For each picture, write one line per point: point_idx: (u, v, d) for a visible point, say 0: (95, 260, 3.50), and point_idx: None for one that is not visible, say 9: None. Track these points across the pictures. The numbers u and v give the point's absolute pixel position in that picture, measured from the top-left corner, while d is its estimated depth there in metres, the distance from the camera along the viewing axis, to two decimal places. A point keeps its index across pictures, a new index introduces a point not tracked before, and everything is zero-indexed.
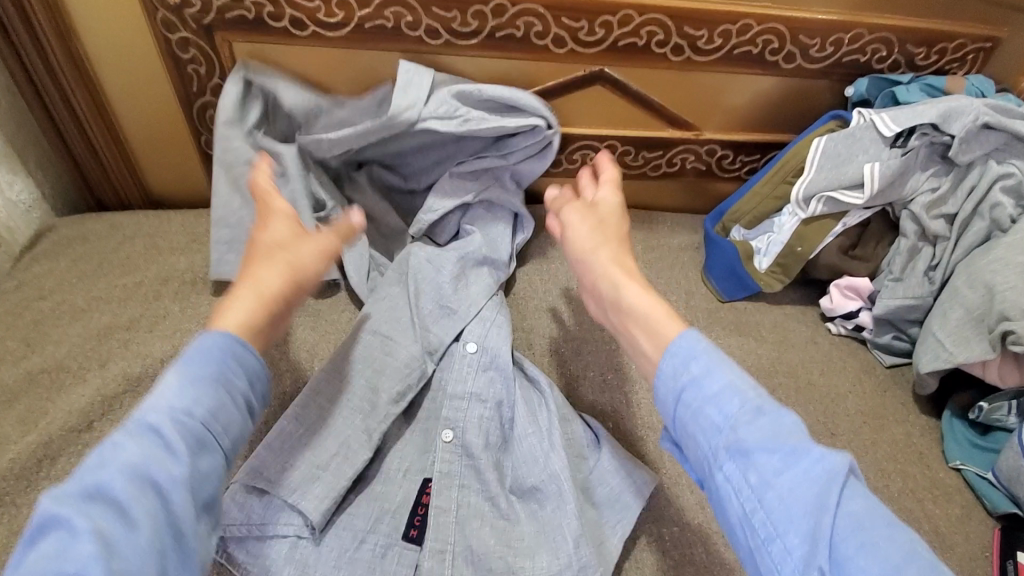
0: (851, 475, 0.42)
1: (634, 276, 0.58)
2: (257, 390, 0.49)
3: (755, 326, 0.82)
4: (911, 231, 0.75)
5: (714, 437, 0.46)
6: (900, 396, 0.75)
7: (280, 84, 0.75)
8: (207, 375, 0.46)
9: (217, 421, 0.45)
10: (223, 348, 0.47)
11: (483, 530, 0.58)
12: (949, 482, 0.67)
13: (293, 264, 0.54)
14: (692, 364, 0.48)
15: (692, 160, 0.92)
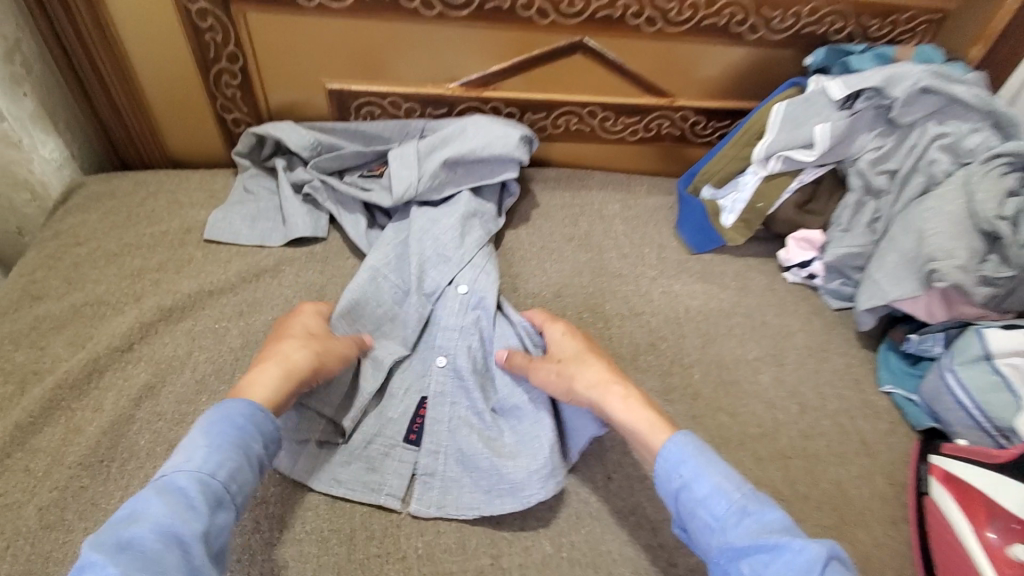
0: (830, 561, 0.46)
1: (618, 384, 0.65)
2: (271, 451, 0.56)
3: (719, 275, 0.92)
4: (857, 186, 0.85)
5: (708, 537, 0.52)
6: (844, 334, 0.85)
7: (283, 130, 0.88)
8: (230, 440, 0.53)
9: (234, 481, 0.51)
10: (247, 413, 0.55)
11: (471, 437, 0.67)
12: (879, 404, 0.77)
13: (319, 350, 0.65)
14: (683, 468, 0.55)
15: (667, 126, 1.00)
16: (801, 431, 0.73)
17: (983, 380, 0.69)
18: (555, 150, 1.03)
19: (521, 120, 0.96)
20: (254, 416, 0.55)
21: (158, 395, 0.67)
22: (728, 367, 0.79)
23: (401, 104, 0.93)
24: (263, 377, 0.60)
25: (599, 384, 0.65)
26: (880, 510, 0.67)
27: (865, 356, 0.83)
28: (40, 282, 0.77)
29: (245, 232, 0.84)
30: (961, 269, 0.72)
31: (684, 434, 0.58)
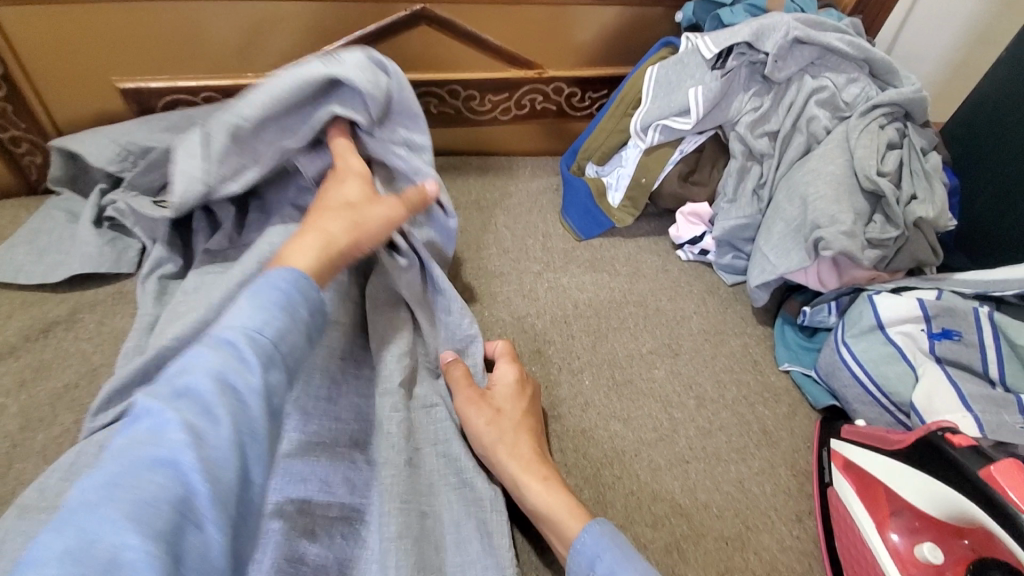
0: None
1: (541, 464, 0.56)
2: (320, 317, 0.46)
3: (610, 260, 0.84)
4: (739, 151, 0.78)
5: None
6: (740, 311, 0.79)
7: (84, 140, 0.71)
8: (278, 298, 0.43)
9: (286, 342, 0.42)
10: (291, 279, 0.44)
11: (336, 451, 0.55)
12: (779, 384, 0.72)
13: (359, 220, 0.56)
14: (598, 563, 0.48)
15: (542, 101, 0.90)
16: (700, 428, 0.67)
17: (877, 352, 0.64)
18: None
19: None
20: (296, 280, 0.45)
21: None
22: (621, 366, 0.71)
23: (221, 99, 0.78)
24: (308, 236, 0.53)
25: (525, 459, 0.56)
26: (785, 507, 0.61)
27: (762, 333, 0.77)
28: None
29: (29, 272, 0.68)
30: (846, 235, 0.67)
31: (605, 521, 0.51)
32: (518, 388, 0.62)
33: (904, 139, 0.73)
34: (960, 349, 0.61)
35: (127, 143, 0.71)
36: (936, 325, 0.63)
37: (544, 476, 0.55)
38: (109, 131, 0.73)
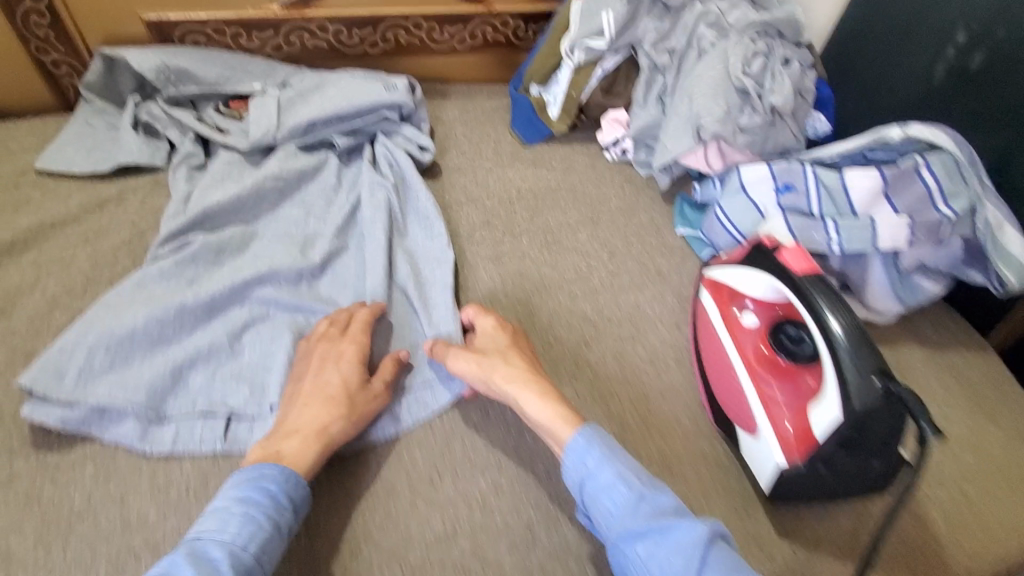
0: (713, 538, 0.54)
1: (536, 382, 0.65)
2: (298, 518, 0.56)
3: (549, 160, 1.04)
4: (646, 65, 0.98)
5: (609, 523, 0.57)
6: (651, 194, 1.00)
7: (127, 52, 0.89)
8: (260, 509, 0.54)
9: (264, 553, 0.52)
10: (279, 481, 0.56)
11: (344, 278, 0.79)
12: (676, 244, 0.93)
13: (349, 403, 0.63)
14: (588, 458, 0.59)
15: (492, 32, 1.09)
16: (609, 272, 0.87)
17: (739, 206, 0.84)
18: (393, 65, 1.09)
19: (351, 37, 1.02)
20: (284, 483, 0.56)
21: (10, 316, 0.69)
22: (551, 232, 0.92)
23: (226, 30, 0.96)
24: (300, 420, 0.61)
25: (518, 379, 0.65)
26: (668, 318, 0.82)
27: (667, 210, 0.98)
28: None
29: (80, 163, 0.86)
30: (719, 120, 0.88)
31: (593, 427, 0.61)
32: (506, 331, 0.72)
33: (772, 51, 0.93)
34: (795, 197, 0.81)
35: (167, 62, 0.90)
36: (779, 181, 0.82)
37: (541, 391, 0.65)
38: (145, 48, 0.91)
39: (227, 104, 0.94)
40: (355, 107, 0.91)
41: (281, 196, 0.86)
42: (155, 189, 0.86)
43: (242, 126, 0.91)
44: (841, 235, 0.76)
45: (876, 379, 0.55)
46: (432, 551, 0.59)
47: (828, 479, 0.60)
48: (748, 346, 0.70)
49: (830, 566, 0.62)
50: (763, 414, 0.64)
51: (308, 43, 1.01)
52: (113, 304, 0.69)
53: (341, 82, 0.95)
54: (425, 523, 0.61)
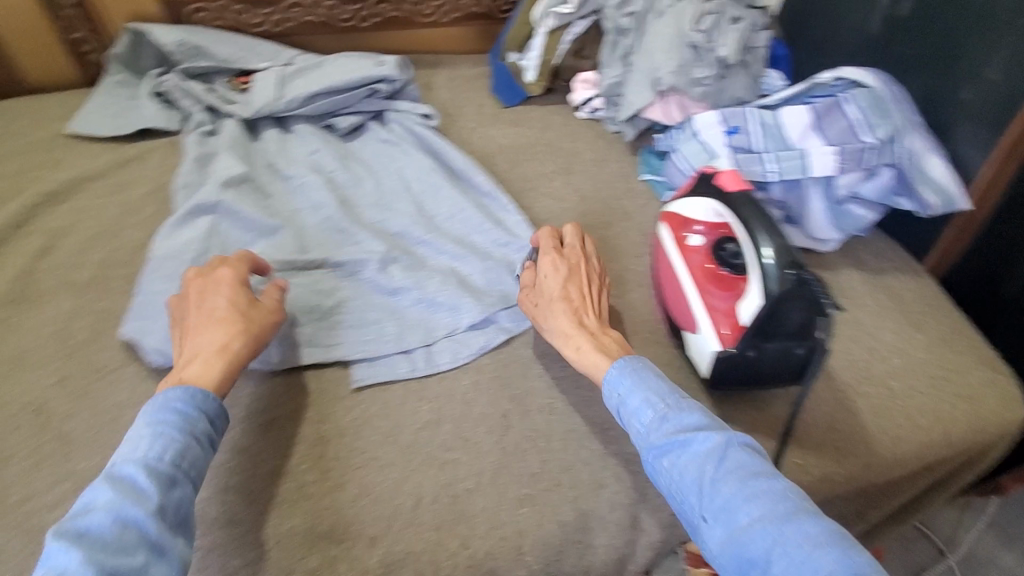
0: (727, 448, 0.57)
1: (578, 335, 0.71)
2: (217, 428, 0.60)
3: (527, 119, 1.14)
4: (610, 28, 1.07)
5: (639, 440, 0.62)
6: (620, 147, 1.10)
7: (152, 28, 1.01)
8: (169, 427, 0.56)
9: (184, 461, 0.55)
10: (184, 399, 0.58)
11: (364, 219, 0.90)
12: (642, 188, 1.03)
13: (243, 325, 0.66)
14: (620, 386, 0.65)
15: (472, 5, 1.18)
16: (579, 213, 0.98)
17: (692, 149, 0.94)
18: (381, 38, 1.18)
19: (343, 12, 1.12)
20: (194, 399, 0.59)
21: (54, 253, 0.81)
22: (529, 180, 1.02)
23: (230, 7, 1.06)
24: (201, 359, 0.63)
25: (562, 334, 0.72)
26: (632, 250, 0.92)
27: (634, 160, 1.08)
28: None
29: (105, 127, 0.97)
30: (674, 74, 0.98)
31: (629, 358, 0.67)
32: (555, 275, 0.76)
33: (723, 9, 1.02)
34: (741, 137, 0.90)
35: (186, 39, 1.02)
36: (727, 124, 0.91)
37: (592, 333, 0.71)
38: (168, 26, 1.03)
39: (235, 79, 1.05)
40: (346, 82, 1.00)
41: (286, 161, 0.95)
42: (173, 148, 0.97)
43: (246, 99, 1.00)
44: (778, 166, 0.86)
45: (789, 270, 0.65)
46: (421, 433, 0.69)
47: (757, 364, 0.69)
48: (694, 260, 0.79)
49: (765, 443, 0.72)
50: (705, 317, 0.73)
51: (304, 18, 1.11)
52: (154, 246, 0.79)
53: (338, 61, 1.04)
54: (416, 412, 0.71)
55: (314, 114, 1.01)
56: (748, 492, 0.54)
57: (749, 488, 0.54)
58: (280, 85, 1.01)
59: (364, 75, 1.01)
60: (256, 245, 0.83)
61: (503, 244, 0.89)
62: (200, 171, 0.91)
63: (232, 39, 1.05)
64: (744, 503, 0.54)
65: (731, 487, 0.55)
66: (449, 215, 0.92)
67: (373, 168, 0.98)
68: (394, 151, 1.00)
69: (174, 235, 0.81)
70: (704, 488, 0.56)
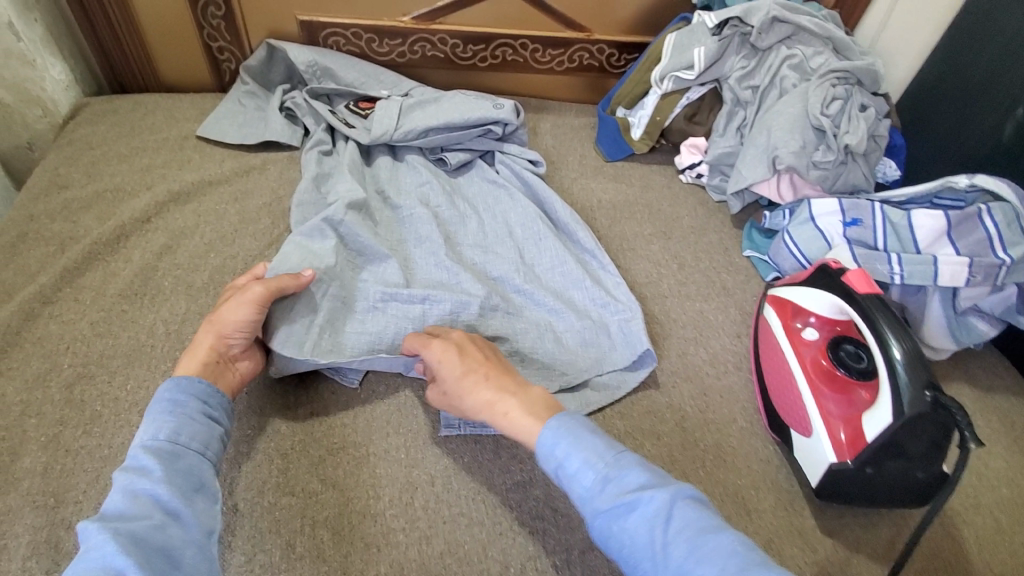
0: (675, 504, 0.52)
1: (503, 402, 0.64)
2: (214, 404, 0.61)
3: (628, 176, 1.13)
4: (729, 99, 1.07)
5: (583, 505, 0.56)
6: (722, 218, 1.08)
7: (288, 46, 1.05)
8: (162, 409, 0.58)
9: (182, 435, 0.57)
10: (166, 389, 0.60)
11: (469, 260, 0.90)
12: (742, 264, 1.00)
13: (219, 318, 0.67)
14: (557, 449, 0.58)
15: (588, 58, 1.20)
16: (677, 281, 0.95)
17: (807, 235, 0.91)
18: (496, 78, 1.21)
19: (465, 51, 1.15)
20: (172, 388, 0.60)
21: (175, 253, 0.84)
22: (627, 240, 1.01)
23: (363, 35, 1.11)
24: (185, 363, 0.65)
25: (488, 406, 0.65)
26: (730, 329, 0.90)
27: (735, 233, 1.05)
28: (62, 175, 0.93)
29: (233, 135, 1.01)
30: (794, 154, 0.96)
31: (561, 416, 0.60)
32: (447, 357, 0.68)
33: (850, 96, 1.01)
34: (862, 231, 0.88)
35: (318, 60, 1.06)
36: (847, 215, 0.89)
37: (514, 393, 0.65)
38: (303, 46, 1.07)
39: (356, 102, 1.07)
40: (464, 121, 1.01)
41: (398, 192, 0.97)
42: (291, 163, 1.00)
43: (366, 124, 1.03)
44: (904, 269, 0.83)
45: (927, 392, 0.62)
46: (510, 494, 0.67)
47: (873, 480, 0.66)
48: (806, 356, 0.76)
49: (868, 565, 0.67)
50: (819, 421, 0.70)
51: (428, 53, 1.14)
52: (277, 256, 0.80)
53: (456, 99, 1.06)
54: (506, 470, 0.69)
55: (427, 146, 1.03)
56: (703, 547, 0.50)
57: (705, 546, 0.49)
58: (399, 114, 1.03)
59: (482, 114, 1.02)
60: (363, 272, 0.84)
61: (601, 305, 0.87)
62: (314, 188, 0.93)
63: (359, 65, 1.09)
64: (697, 565, 0.49)
65: (681, 551, 0.50)
66: (551, 267, 0.91)
67: (480, 208, 0.99)
68: (501, 197, 1.00)
69: (300, 245, 0.82)
70: (657, 554, 0.51)
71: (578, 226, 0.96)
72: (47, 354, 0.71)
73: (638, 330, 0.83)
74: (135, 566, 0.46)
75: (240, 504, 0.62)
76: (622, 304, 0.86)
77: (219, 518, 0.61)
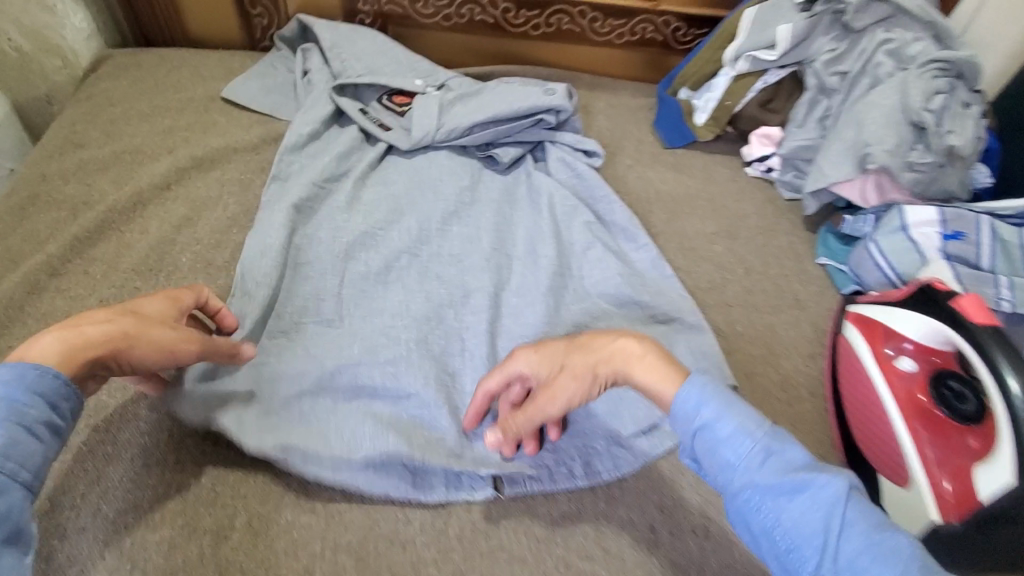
0: (852, 491, 0.43)
1: (620, 355, 0.53)
2: (58, 413, 0.43)
3: (689, 166, 1.02)
4: (812, 85, 0.95)
5: (728, 475, 0.45)
6: (792, 218, 0.97)
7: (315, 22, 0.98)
8: (3, 412, 0.40)
9: (7, 459, 0.39)
10: (11, 374, 0.41)
11: (513, 266, 0.80)
12: (815, 273, 0.90)
13: (136, 324, 0.49)
14: (704, 407, 0.46)
15: (651, 31, 1.08)
16: (744, 288, 0.85)
17: (899, 246, 0.80)
18: (547, 50, 1.11)
19: (518, 17, 1.04)
20: (17, 372, 0.41)
21: (195, 225, 0.76)
22: (691, 238, 0.91)
23: None
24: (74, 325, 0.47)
25: (619, 352, 0.53)
26: (804, 349, 0.80)
27: (808, 237, 0.95)
28: (78, 132, 0.86)
29: (259, 100, 0.94)
30: (889, 153, 0.84)
31: (704, 373, 0.49)
32: (534, 353, 0.58)
33: (952, 91, 0.87)
34: (964, 246, 0.78)
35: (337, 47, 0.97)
36: (948, 227, 0.79)
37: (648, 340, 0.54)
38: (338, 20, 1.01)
39: (391, 96, 0.96)
40: (510, 112, 0.90)
41: (435, 185, 0.87)
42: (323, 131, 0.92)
43: (405, 122, 0.93)
44: (1014, 294, 0.74)
45: None
46: (556, 527, 0.59)
47: (987, 548, 0.56)
48: (901, 390, 0.67)
49: None
50: (919, 469, 0.62)
51: (476, 17, 1.04)
52: (298, 276, 0.73)
53: (499, 87, 0.95)
54: (551, 499, 0.61)
55: (474, 143, 0.93)
56: (879, 539, 0.41)
57: (881, 539, 0.41)
58: (439, 109, 0.93)
59: (531, 106, 0.91)
60: (397, 277, 0.75)
61: (663, 321, 0.76)
62: (337, 176, 0.86)
63: (392, 48, 1.00)
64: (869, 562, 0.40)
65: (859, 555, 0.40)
66: (605, 267, 0.80)
67: (529, 199, 0.88)
68: (553, 186, 0.88)
69: (320, 262, 0.75)
70: (826, 548, 0.41)
71: (636, 224, 0.86)
72: (51, 332, 0.64)
73: (714, 355, 0.72)
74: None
75: (254, 520, 0.56)
76: (689, 323, 0.75)
77: (230, 535, 0.54)
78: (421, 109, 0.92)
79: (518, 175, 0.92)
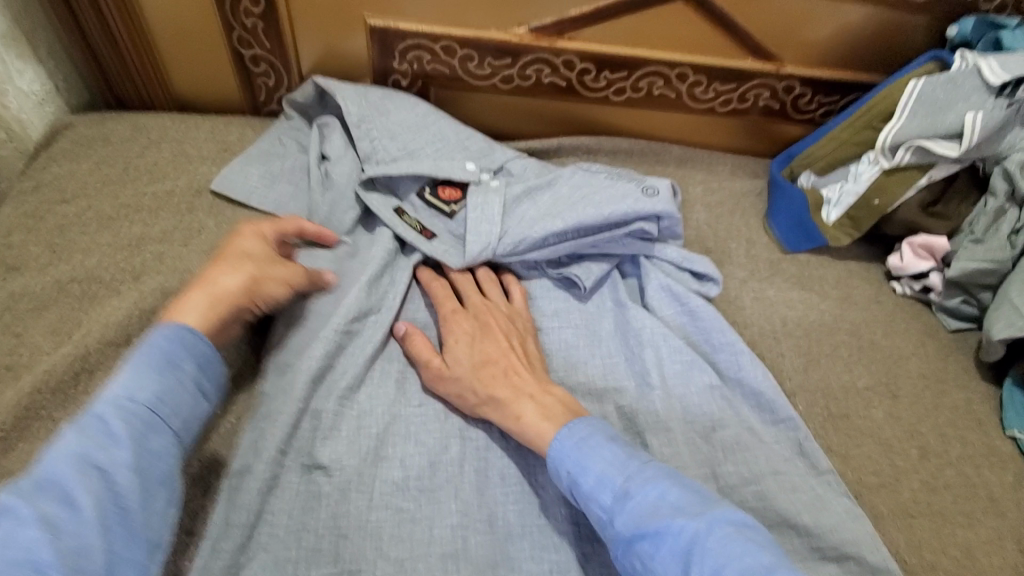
0: (720, 520, 0.45)
1: (520, 400, 0.56)
2: (209, 373, 0.50)
3: (819, 281, 0.78)
4: (1000, 190, 0.71)
5: (602, 529, 0.48)
6: (962, 362, 0.73)
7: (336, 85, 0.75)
8: (156, 363, 0.47)
9: (165, 404, 0.46)
10: (171, 337, 0.49)
11: None
12: (1006, 451, 0.67)
13: (254, 275, 0.56)
14: (566, 463, 0.51)
15: (766, 97, 0.83)
16: (919, 480, 0.63)
17: None
18: (630, 118, 0.86)
19: (598, 80, 0.81)
20: (181, 336, 0.49)
21: None
22: (838, 397, 0.68)
23: (457, 50, 0.77)
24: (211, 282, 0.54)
25: (496, 405, 0.57)
26: None
27: (986, 391, 0.71)
28: (15, 246, 0.63)
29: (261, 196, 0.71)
30: None
31: (576, 424, 0.53)
32: (462, 339, 0.61)
33: None
34: None
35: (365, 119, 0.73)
36: None
37: (532, 394, 0.56)
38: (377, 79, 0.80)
39: (435, 188, 0.72)
40: (602, 220, 0.67)
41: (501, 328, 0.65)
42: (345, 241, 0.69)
43: (456, 225, 0.70)
44: None
45: None
46: None
47: None
48: None
49: None
50: None
51: (545, 80, 0.80)
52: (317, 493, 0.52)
53: (578, 179, 0.72)
54: None
55: (548, 259, 0.69)
56: None
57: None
58: (505, 210, 0.70)
59: (631, 209, 0.68)
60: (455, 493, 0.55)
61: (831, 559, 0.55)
62: (365, 315, 0.62)
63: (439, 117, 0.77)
64: None
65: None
66: (743, 458, 0.59)
67: (630, 351, 0.66)
68: (659, 331, 0.66)
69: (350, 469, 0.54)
70: None
71: (776, 391, 0.64)
72: None
73: None
74: (57, 564, 0.37)
75: None
76: (872, 568, 0.54)
77: None
78: (478, 208, 0.69)
79: (603, 304, 0.69)
